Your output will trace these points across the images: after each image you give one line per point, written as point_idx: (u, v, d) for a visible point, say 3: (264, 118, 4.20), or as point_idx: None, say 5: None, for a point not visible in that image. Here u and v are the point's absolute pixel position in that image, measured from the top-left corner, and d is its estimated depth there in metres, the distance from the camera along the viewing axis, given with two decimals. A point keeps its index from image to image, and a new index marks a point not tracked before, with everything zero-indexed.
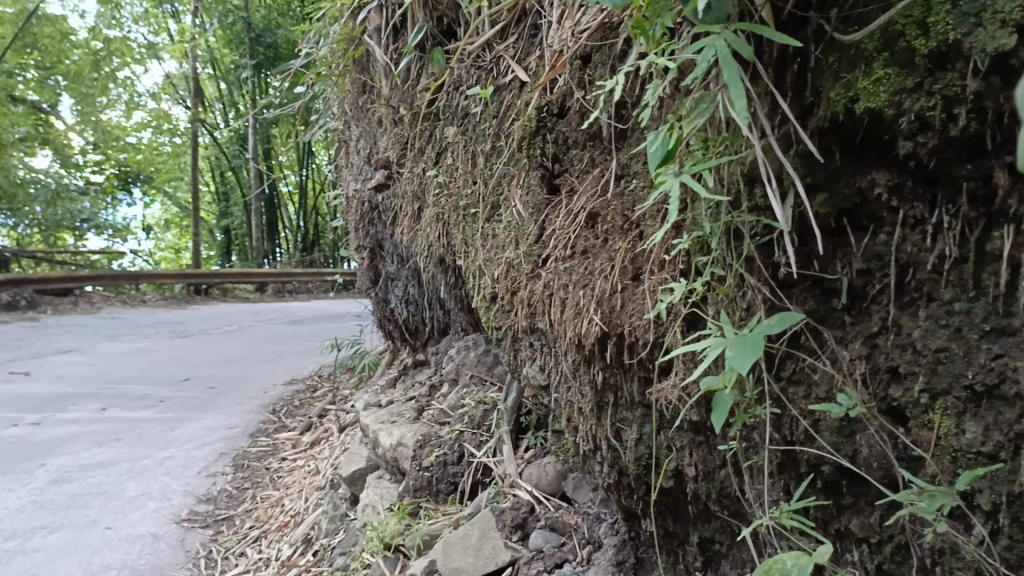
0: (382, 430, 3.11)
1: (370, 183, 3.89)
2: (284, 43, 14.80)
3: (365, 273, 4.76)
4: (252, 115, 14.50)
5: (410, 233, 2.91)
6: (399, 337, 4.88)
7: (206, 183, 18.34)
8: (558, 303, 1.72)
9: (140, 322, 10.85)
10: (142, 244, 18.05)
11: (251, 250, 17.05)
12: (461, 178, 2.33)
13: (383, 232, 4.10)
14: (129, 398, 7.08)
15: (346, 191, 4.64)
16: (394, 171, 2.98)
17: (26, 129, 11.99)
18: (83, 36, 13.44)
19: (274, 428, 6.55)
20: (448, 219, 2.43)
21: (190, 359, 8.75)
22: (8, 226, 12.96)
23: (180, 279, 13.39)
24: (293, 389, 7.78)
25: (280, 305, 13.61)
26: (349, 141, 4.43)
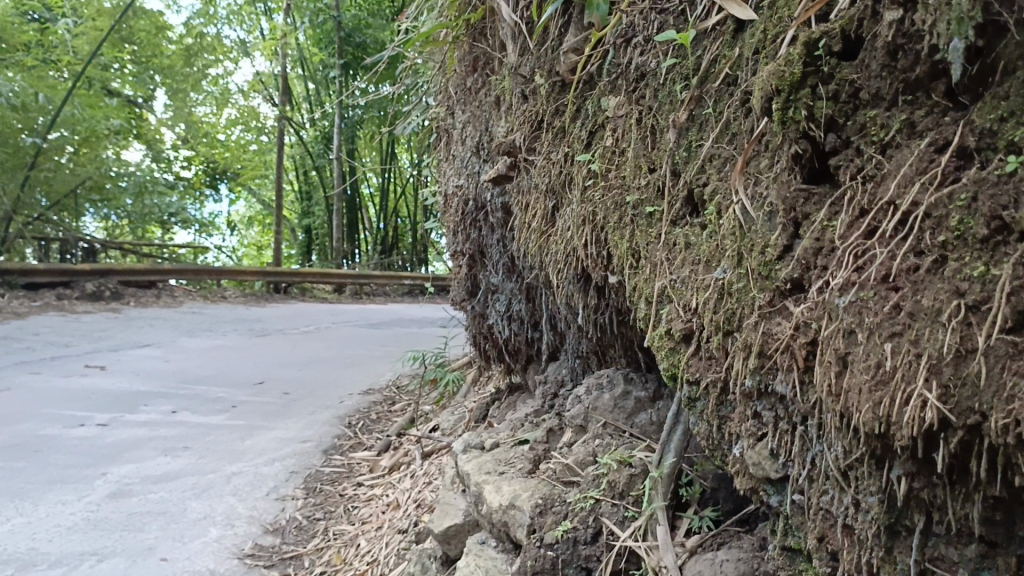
0: (488, 483, 2.44)
1: (479, 177, 3.29)
2: (373, 43, 14.45)
3: (461, 283, 4.15)
4: (339, 115, 14.22)
5: (538, 240, 2.26)
6: (495, 358, 4.27)
7: (290, 182, 18.14)
8: (832, 360, 1.05)
9: (218, 318, 10.52)
10: (226, 240, 17.98)
11: (330, 251, 16.74)
12: (630, 165, 1.68)
13: (490, 238, 3.48)
14: (200, 400, 6.63)
15: (444, 186, 4.04)
16: (521, 159, 2.34)
17: (119, 121, 11.83)
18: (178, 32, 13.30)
19: (349, 445, 6.02)
20: (602, 220, 1.79)
21: (265, 360, 8.32)
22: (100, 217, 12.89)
23: (260, 276, 13.12)
24: (370, 400, 7.25)
25: (358, 307, 13.22)
26: (451, 129, 3.85)
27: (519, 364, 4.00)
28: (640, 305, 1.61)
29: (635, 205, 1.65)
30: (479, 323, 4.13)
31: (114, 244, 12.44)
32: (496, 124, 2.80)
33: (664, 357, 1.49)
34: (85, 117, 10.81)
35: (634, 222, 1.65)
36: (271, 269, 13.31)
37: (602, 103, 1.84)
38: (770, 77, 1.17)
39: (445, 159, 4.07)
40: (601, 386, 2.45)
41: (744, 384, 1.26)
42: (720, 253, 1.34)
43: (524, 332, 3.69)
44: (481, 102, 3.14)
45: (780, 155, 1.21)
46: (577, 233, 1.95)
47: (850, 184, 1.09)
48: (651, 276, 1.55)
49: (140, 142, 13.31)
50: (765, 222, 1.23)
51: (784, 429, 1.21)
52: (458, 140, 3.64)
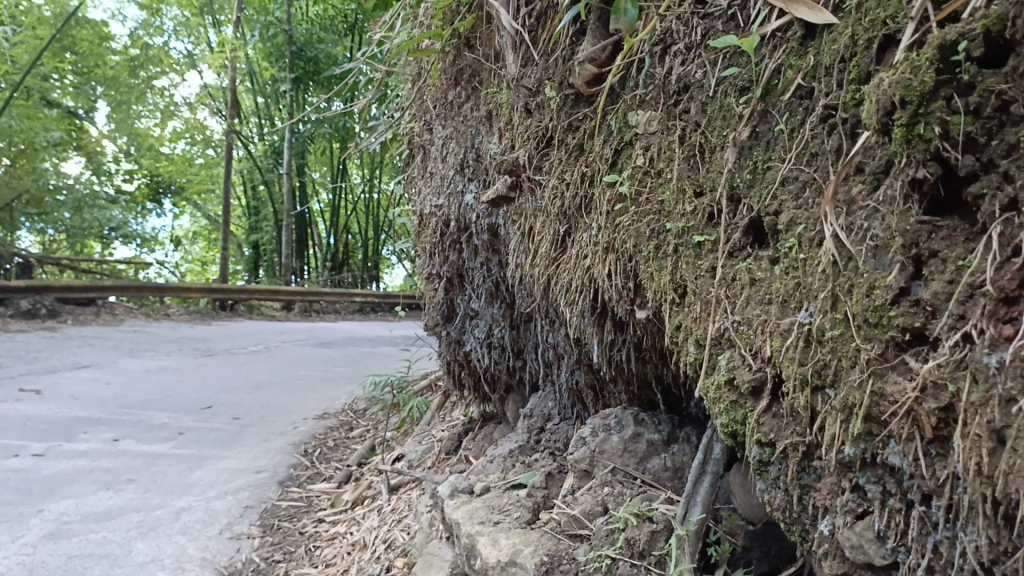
0: (483, 534, 2.17)
1: (464, 198, 3.07)
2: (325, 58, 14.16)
3: (435, 307, 3.92)
4: (289, 130, 13.89)
5: (542, 267, 2.05)
6: (470, 386, 4.05)
7: (237, 197, 17.66)
8: (981, 434, 0.85)
9: (163, 338, 10.08)
10: (170, 255, 17.40)
11: (278, 267, 16.30)
12: (671, 189, 1.48)
13: (473, 261, 3.27)
14: (145, 427, 6.25)
15: (419, 205, 3.80)
16: (524, 179, 2.13)
17: (60, 133, 11.35)
18: (121, 42, 12.86)
19: (306, 475, 5.70)
20: (634, 248, 1.58)
21: (214, 382, 7.94)
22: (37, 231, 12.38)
23: (207, 293, 12.68)
24: (326, 425, 6.93)
25: (309, 325, 12.84)
26: (427, 145, 3.63)
27: (499, 392, 3.81)
28: (687, 347, 1.40)
29: (677, 234, 1.45)
30: (454, 350, 3.90)
31: (52, 259, 11.90)
32: (490, 142, 2.58)
33: (725, 409, 1.28)
34: (22, 128, 10.45)
35: (677, 252, 1.45)
36: (218, 287, 12.87)
37: (631, 118, 1.64)
38: (890, 86, 0.97)
39: (420, 177, 3.84)
40: (608, 426, 2.23)
41: (840, 451, 1.06)
42: (803, 292, 1.14)
43: (507, 360, 3.50)
44: (470, 119, 2.93)
45: (894, 178, 1.01)
46: (599, 263, 1.75)
47: (996, 216, 0.90)
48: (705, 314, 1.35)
49: (80, 155, 12.78)
50: (871, 258, 1.03)
51: (896, 508, 1.00)
52: (437, 158, 3.42)
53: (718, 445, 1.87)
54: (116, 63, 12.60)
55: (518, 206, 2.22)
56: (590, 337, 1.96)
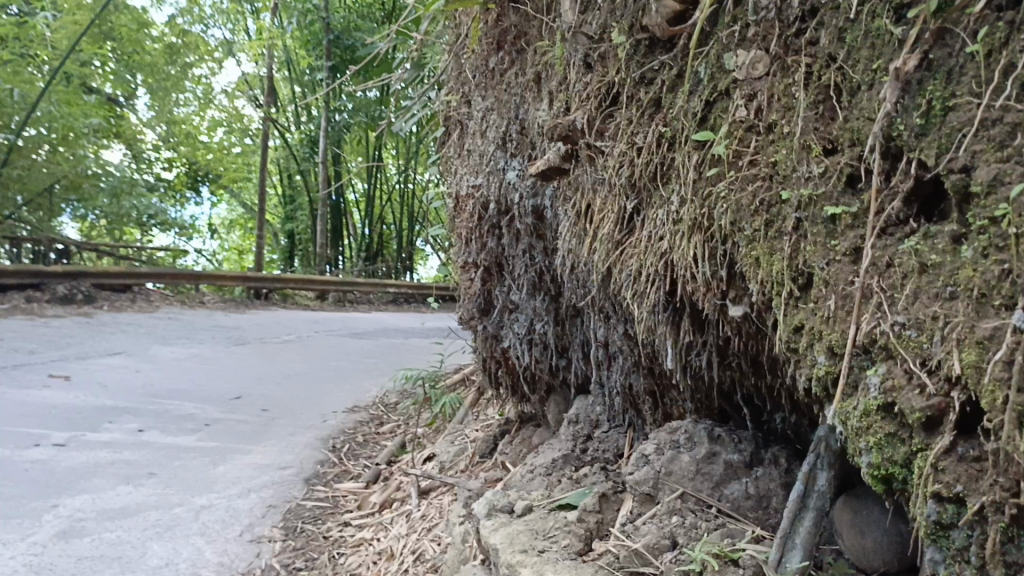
0: (526, 565, 1.78)
1: (506, 176, 2.73)
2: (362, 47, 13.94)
3: (469, 298, 3.58)
4: (325, 119, 13.61)
5: (602, 251, 1.69)
6: (506, 385, 3.72)
7: (273, 185, 17.43)
8: None
9: (195, 325, 9.86)
10: (206, 243, 17.25)
11: (313, 257, 16.06)
12: (794, 148, 1.15)
13: (515, 249, 2.93)
14: (170, 418, 6.00)
15: (455, 186, 3.46)
16: (581, 146, 1.77)
17: (99, 120, 11.15)
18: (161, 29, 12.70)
19: (333, 473, 5.40)
20: (739, 226, 1.24)
21: (243, 372, 7.68)
22: (80, 218, 12.08)
23: (240, 281, 12.47)
24: (355, 419, 6.63)
25: (342, 315, 12.57)
26: (467, 119, 3.29)
27: (539, 393, 3.50)
28: (816, 356, 1.12)
29: (799, 206, 1.14)
30: (490, 345, 3.56)
31: (93, 246, 11.76)
32: (538, 109, 2.24)
33: (879, 444, 1.02)
34: (61, 114, 10.22)
35: (799, 232, 1.14)
36: (252, 275, 12.66)
37: (729, 61, 1.30)
38: None
39: (457, 156, 3.49)
40: (675, 443, 1.87)
41: None
42: (1017, 282, 0.85)
43: (549, 358, 3.18)
44: (515, 85, 2.58)
45: None
46: (679, 246, 1.40)
47: None
48: (849, 312, 1.06)
49: (120, 142, 12.60)
50: None
51: None
52: (475, 133, 3.07)
53: (823, 475, 1.48)
54: (155, 50, 12.43)
55: (572, 179, 1.87)
56: (663, 337, 1.61)
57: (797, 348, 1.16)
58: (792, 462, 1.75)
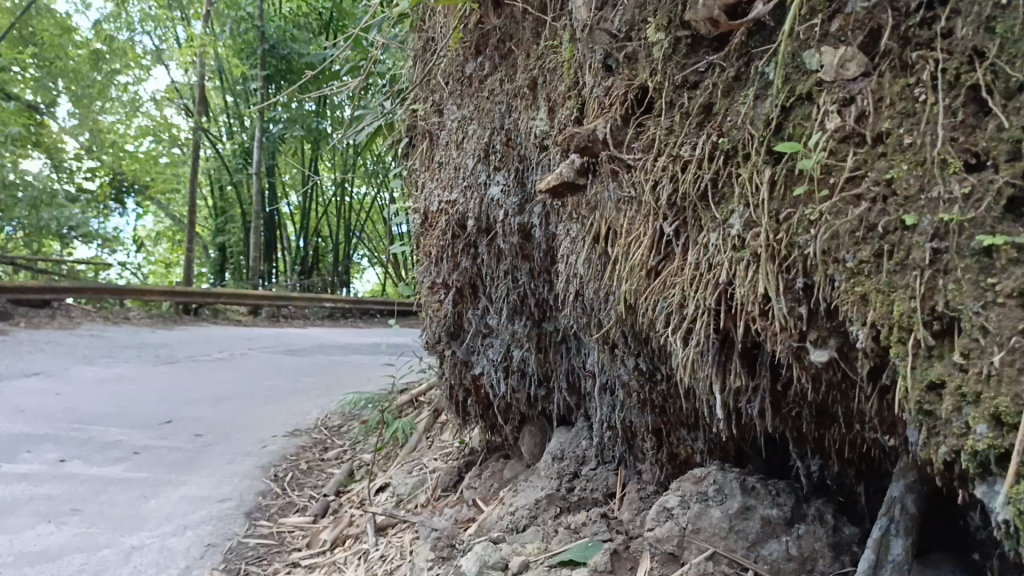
0: None
1: (488, 191, 2.53)
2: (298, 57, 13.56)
3: (437, 322, 3.33)
4: (259, 130, 13.15)
5: (632, 277, 1.50)
6: (475, 414, 3.48)
7: (203, 197, 16.78)
8: None
9: (121, 343, 9.33)
10: (131, 256, 16.49)
11: (245, 271, 15.49)
12: (935, 158, 1.05)
13: (495, 270, 2.72)
14: (96, 446, 5.57)
15: (423, 202, 3.23)
16: (603, 158, 1.58)
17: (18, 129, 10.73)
18: (84, 35, 12.16)
19: (276, 506, 5.06)
20: (837, 254, 1.13)
21: (175, 394, 7.24)
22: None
23: (169, 296, 11.91)
24: (298, 444, 6.28)
25: (278, 331, 12.10)
26: (437, 129, 3.07)
27: (514, 422, 3.28)
28: (974, 427, 0.97)
29: (934, 234, 1.04)
30: (459, 372, 3.32)
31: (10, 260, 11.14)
32: (536, 119, 2.04)
33: None
34: None
35: (942, 269, 1.02)
36: (183, 290, 12.12)
37: (810, 59, 1.22)
38: None
39: (425, 169, 3.26)
40: (702, 495, 1.66)
41: None
42: None
43: (528, 387, 2.97)
44: (501, 93, 2.41)
45: None
46: (758, 275, 1.23)
47: None
48: (1022, 369, 0.92)
49: (40, 152, 11.94)
50: None
51: None
52: (449, 144, 2.87)
53: (897, 543, 1.28)
54: (77, 55, 11.90)
55: (588, 197, 1.67)
56: (704, 380, 1.41)
57: (939, 412, 1.02)
58: (839, 519, 1.55)
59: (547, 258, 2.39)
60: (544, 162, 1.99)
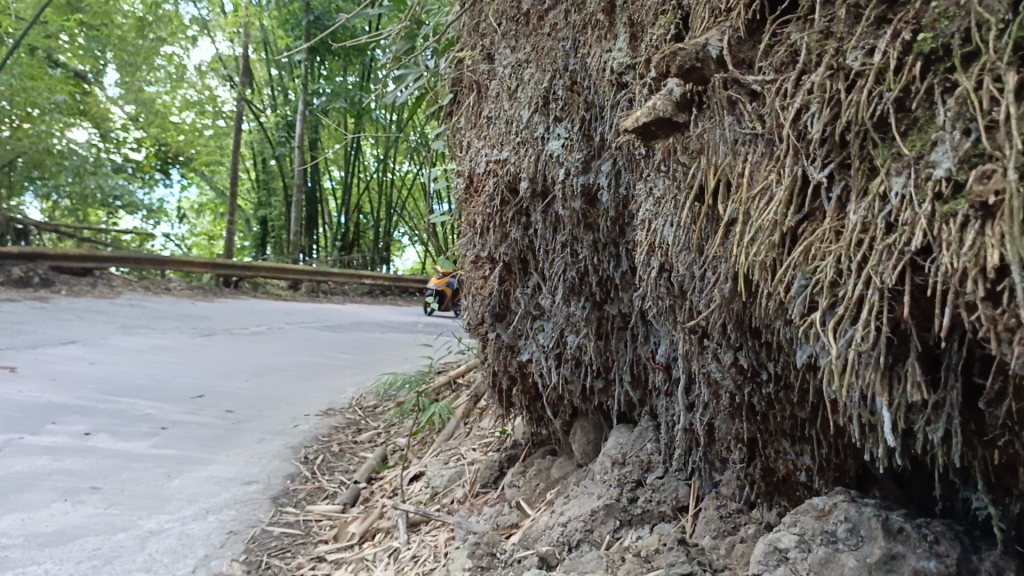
0: None
1: (546, 146, 2.13)
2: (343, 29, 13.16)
3: (480, 302, 2.96)
4: (303, 103, 12.82)
5: (765, 244, 1.15)
6: (519, 405, 3.12)
7: (246, 170, 16.54)
8: None
9: (160, 313, 9.13)
10: (175, 229, 16.36)
11: (286, 245, 15.26)
12: None
13: (551, 240, 2.32)
14: (124, 419, 5.31)
15: (467, 163, 2.83)
16: (719, 87, 1.23)
17: (65, 97, 10.49)
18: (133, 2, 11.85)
19: (305, 491, 4.74)
20: None
21: (209, 366, 7.00)
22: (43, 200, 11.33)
23: (211, 268, 11.72)
24: (331, 423, 5.99)
25: (317, 307, 11.86)
26: (487, 78, 2.67)
27: (564, 415, 2.90)
28: None
29: None
30: (504, 358, 2.95)
31: (58, 228, 10.92)
32: (613, 50, 1.66)
33: None
34: (22, 87, 9.73)
35: None
36: (223, 262, 11.92)
37: None
38: None
39: (470, 127, 2.86)
40: (828, 536, 1.26)
41: None
42: None
43: (583, 378, 2.60)
44: (566, 27, 2.01)
45: None
46: (992, 240, 0.87)
47: None
48: None
49: (85, 122, 11.75)
50: None
51: None
52: (499, 95, 2.48)
53: None
54: (125, 24, 11.70)
55: (689, 138, 1.31)
56: (865, 388, 1.05)
57: None
58: None
59: (614, 227, 2.02)
60: (623, 103, 1.61)
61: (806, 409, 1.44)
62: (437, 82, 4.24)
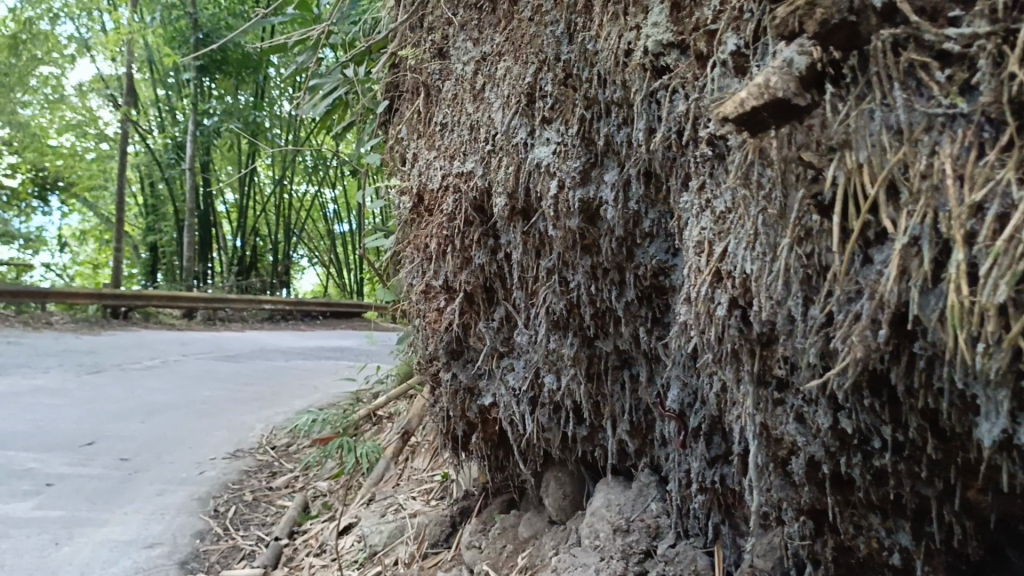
0: None
1: (532, 154, 1.76)
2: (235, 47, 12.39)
3: (433, 336, 2.57)
4: (193, 124, 12.02)
5: (991, 273, 0.81)
6: (477, 452, 2.71)
7: (132, 193, 15.46)
8: None
9: (41, 350, 8.26)
10: (54, 258, 15.14)
11: (179, 271, 14.31)
12: None
13: (532, 266, 1.94)
14: (1, 477, 4.60)
15: (415, 178, 2.44)
16: (885, 49, 0.93)
17: None
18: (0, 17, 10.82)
19: (219, 552, 4.14)
20: None
21: (98, 409, 6.27)
22: None
23: (97, 299, 10.80)
24: (242, 467, 5.40)
25: (215, 336, 11.07)
26: (438, 79, 2.29)
27: (533, 463, 2.51)
28: None
29: None
30: (461, 403, 2.55)
31: None
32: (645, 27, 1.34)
33: None
34: None
35: None
36: (111, 292, 11.02)
37: None
38: None
39: (416, 136, 2.47)
40: None
41: None
42: None
43: (564, 425, 2.21)
44: (556, 8, 1.66)
45: None
46: None
47: None
48: None
49: None
50: None
51: None
52: (460, 97, 2.11)
53: None
54: None
55: (831, 125, 0.98)
56: None
57: None
58: None
59: (621, 249, 1.68)
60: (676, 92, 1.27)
61: (935, 484, 1.11)
62: (371, 88, 3.78)
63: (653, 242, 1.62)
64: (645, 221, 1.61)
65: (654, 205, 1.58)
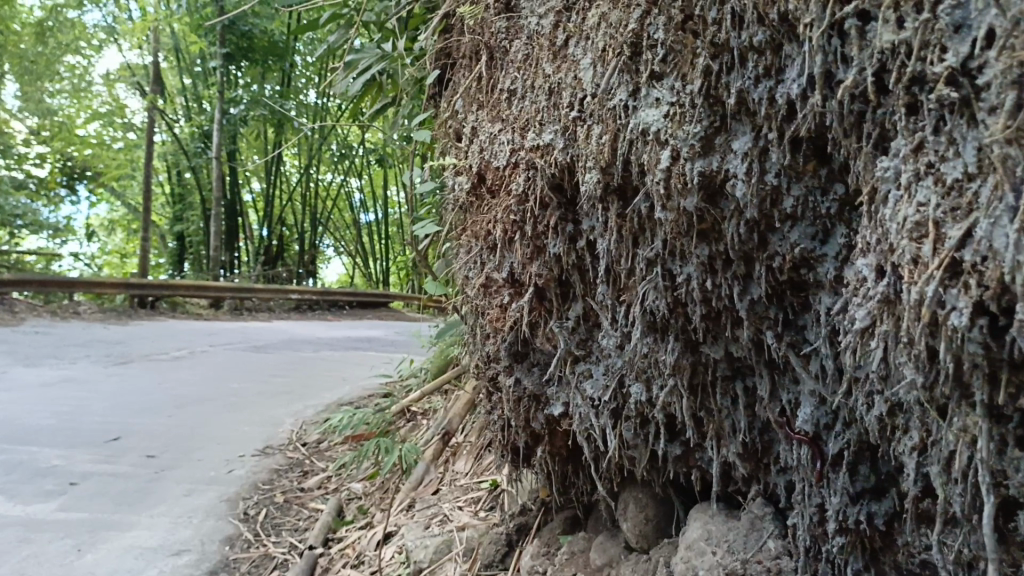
0: None
1: (638, 119, 1.45)
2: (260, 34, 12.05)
3: (494, 336, 2.26)
4: (220, 113, 11.77)
5: None
6: (542, 466, 2.38)
7: (160, 183, 15.30)
8: None
9: (70, 341, 8.08)
10: (83, 248, 15.04)
11: (205, 261, 14.11)
12: None
13: (625, 255, 1.62)
14: (24, 475, 4.36)
15: (475, 155, 2.14)
16: None
17: None
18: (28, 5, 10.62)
19: (250, 560, 3.85)
20: None
21: (125, 401, 6.05)
22: None
23: (124, 288, 10.61)
24: (272, 465, 5.12)
25: (243, 326, 10.86)
26: (507, 39, 2.01)
27: (608, 482, 2.18)
28: None
29: None
30: (525, 412, 2.22)
31: None
32: None
33: None
34: None
35: None
36: (139, 281, 10.82)
37: None
38: None
39: (476, 107, 2.18)
40: None
41: None
42: None
43: (651, 442, 1.87)
44: None
45: None
46: None
47: None
48: None
49: None
50: None
51: None
52: (535, 56, 1.84)
53: None
54: (22, 31, 10.48)
55: None
56: None
57: None
58: None
59: (750, 235, 1.35)
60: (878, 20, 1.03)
61: None
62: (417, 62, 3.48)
63: (795, 226, 1.30)
64: (786, 200, 1.28)
65: (800, 179, 1.26)
